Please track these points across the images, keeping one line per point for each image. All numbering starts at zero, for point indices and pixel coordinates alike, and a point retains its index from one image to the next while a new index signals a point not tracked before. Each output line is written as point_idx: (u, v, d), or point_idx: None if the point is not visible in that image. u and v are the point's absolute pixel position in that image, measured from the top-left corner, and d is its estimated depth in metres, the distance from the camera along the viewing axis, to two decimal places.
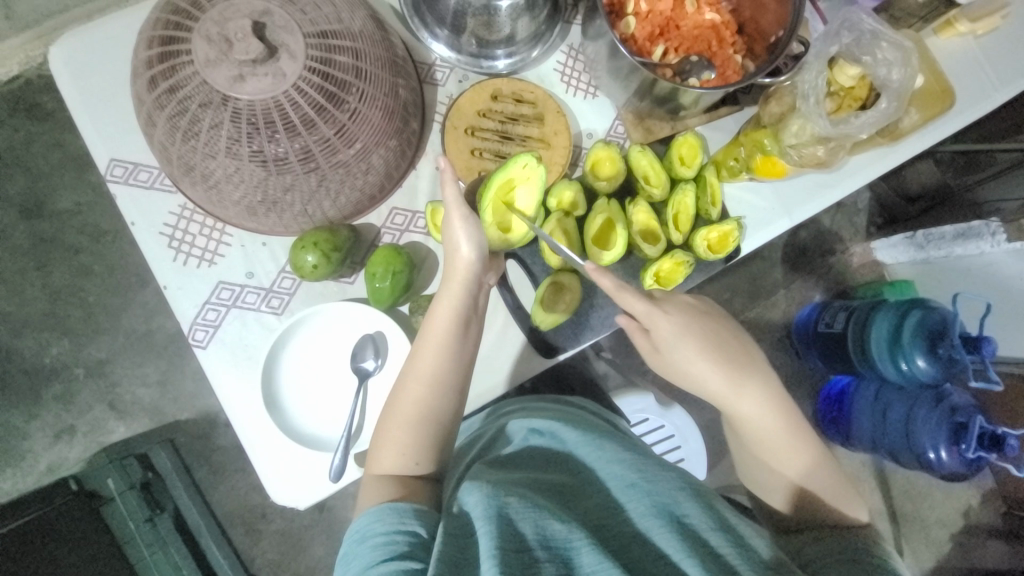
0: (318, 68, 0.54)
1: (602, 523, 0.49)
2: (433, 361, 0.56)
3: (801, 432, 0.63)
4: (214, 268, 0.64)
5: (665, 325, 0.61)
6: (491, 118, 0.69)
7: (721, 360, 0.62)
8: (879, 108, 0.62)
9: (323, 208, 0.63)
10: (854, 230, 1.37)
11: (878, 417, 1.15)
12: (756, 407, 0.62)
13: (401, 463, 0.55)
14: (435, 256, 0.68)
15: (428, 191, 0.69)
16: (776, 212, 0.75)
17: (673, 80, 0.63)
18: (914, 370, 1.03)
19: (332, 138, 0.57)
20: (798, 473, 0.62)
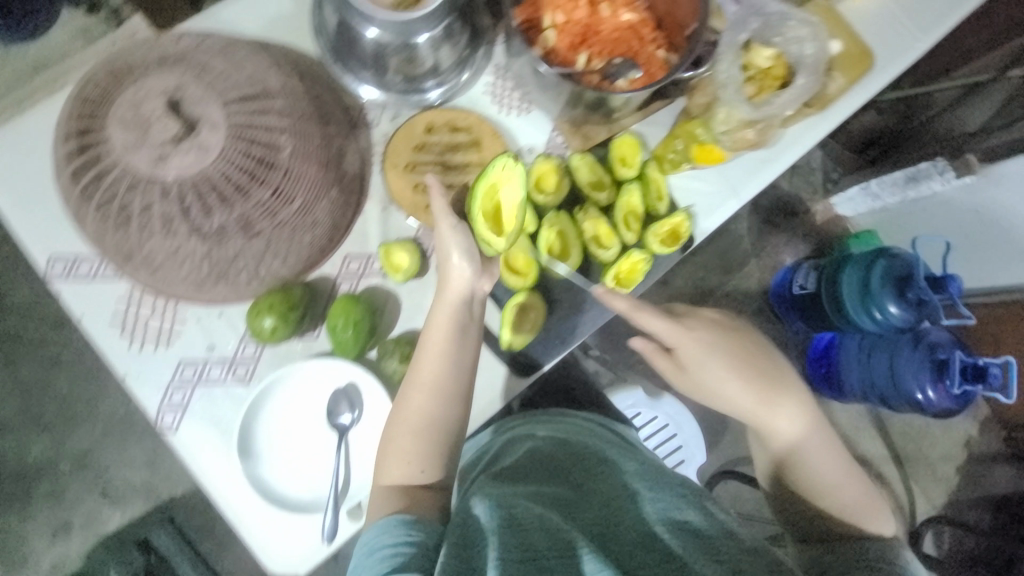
0: (241, 134, 0.54)
1: (606, 527, 0.54)
2: (433, 370, 0.60)
3: (826, 442, 0.76)
4: (172, 348, 0.63)
5: (688, 343, 0.75)
6: (428, 151, 0.68)
7: (751, 381, 0.75)
8: (797, 84, 0.63)
9: (273, 268, 0.61)
10: (812, 190, 1.40)
11: (865, 368, 1.17)
12: (795, 424, 0.76)
13: (406, 473, 0.58)
14: (396, 298, 0.67)
15: (379, 232, 0.68)
16: (723, 193, 0.76)
17: (597, 88, 0.65)
18: (889, 316, 1.07)
19: (271, 201, 0.57)
20: (824, 489, 0.74)
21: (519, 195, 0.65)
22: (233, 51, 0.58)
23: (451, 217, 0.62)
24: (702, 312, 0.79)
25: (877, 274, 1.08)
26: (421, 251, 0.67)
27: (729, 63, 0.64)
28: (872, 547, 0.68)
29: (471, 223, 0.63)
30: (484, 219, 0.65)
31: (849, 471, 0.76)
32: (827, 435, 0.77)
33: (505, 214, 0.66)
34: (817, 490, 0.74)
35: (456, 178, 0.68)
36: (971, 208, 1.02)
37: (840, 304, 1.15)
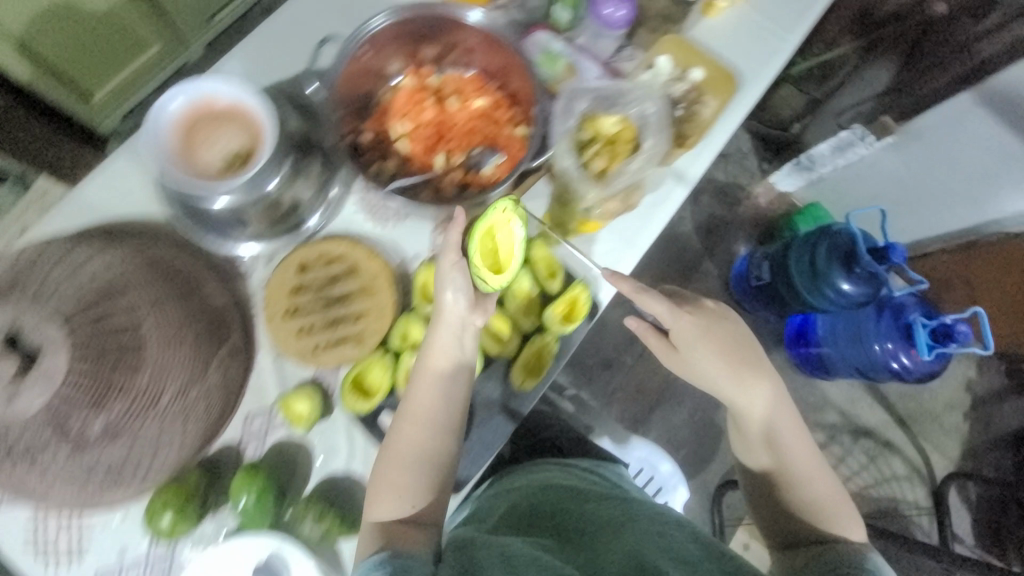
0: (88, 347, 0.52)
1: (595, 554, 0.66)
2: (424, 403, 0.61)
3: (800, 438, 0.82)
4: (85, 563, 0.61)
5: (689, 325, 0.83)
6: (306, 291, 0.66)
7: (733, 364, 0.82)
8: (646, 147, 0.63)
9: (168, 454, 0.60)
10: None
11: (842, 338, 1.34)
12: (771, 411, 0.81)
13: (396, 507, 0.59)
14: (306, 446, 0.65)
15: (276, 383, 0.67)
16: (619, 247, 0.74)
17: (461, 195, 0.67)
18: (845, 292, 1.20)
19: (137, 401, 0.56)
20: (794, 482, 0.80)
21: (518, 237, 0.65)
22: (79, 258, 0.59)
23: (455, 251, 0.62)
24: (704, 304, 0.85)
25: (825, 255, 1.22)
26: (320, 393, 0.65)
27: (578, 135, 0.64)
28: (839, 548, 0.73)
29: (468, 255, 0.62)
30: (482, 261, 0.63)
31: (818, 468, 0.81)
32: (796, 420, 0.83)
33: (505, 255, 0.65)
34: (791, 479, 0.80)
35: (351, 287, 0.67)
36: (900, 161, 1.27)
37: (796, 287, 1.30)
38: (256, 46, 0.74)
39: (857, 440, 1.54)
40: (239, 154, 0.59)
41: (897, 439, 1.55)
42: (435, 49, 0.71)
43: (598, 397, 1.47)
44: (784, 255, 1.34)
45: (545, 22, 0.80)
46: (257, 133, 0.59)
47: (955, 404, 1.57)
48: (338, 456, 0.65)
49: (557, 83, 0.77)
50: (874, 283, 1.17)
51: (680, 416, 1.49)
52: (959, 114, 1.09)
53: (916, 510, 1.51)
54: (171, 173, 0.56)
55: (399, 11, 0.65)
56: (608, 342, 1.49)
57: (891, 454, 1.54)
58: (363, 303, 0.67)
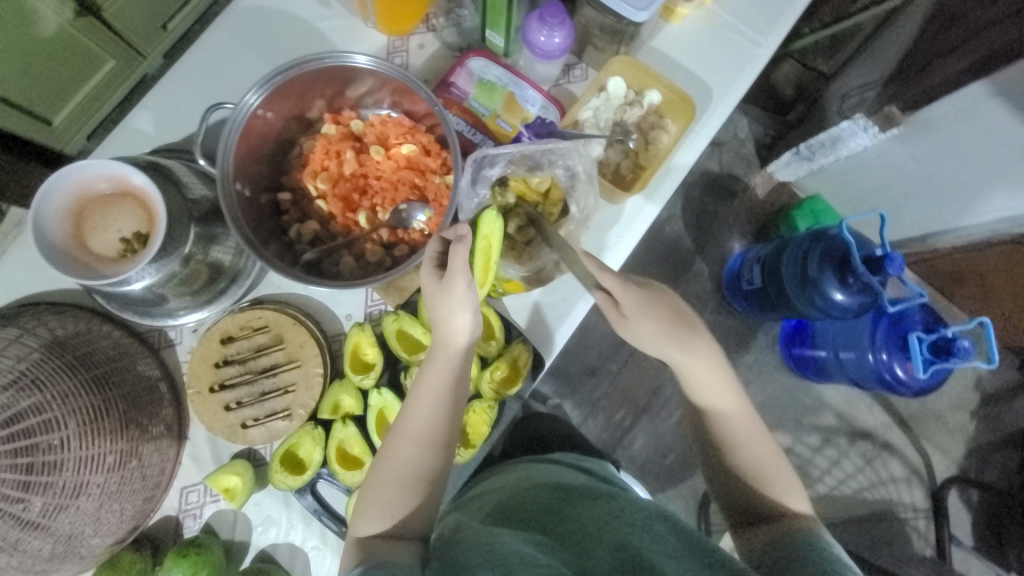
0: (9, 450, 0.50)
1: (587, 553, 0.50)
2: (418, 420, 0.57)
3: (744, 407, 0.63)
4: None
5: (634, 295, 0.59)
6: (231, 364, 0.64)
7: (674, 329, 0.60)
8: (573, 214, 0.65)
9: (91, 541, 0.58)
10: None
11: (839, 344, 1.23)
12: (711, 376, 0.62)
13: (382, 525, 0.55)
14: (244, 515, 0.65)
15: (212, 454, 0.66)
16: (572, 298, 0.69)
17: (381, 264, 0.64)
18: (836, 302, 1.06)
19: (59, 498, 0.53)
20: (733, 442, 0.62)
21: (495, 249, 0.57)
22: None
23: (465, 273, 0.54)
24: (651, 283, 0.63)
25: (818, 261, 1.08)
26: (252, 467, 0.64)
27: (500, 194, 0.62)
28: (791, 529, 0.56)
29: (472, 272, 0.55)
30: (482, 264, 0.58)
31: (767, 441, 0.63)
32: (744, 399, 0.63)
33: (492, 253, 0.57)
34: (729, 441, 0.62)
35: (275, 360, 0.64)
36: (907, 158, 1.06)
37: (787, 293, 1.18)
38: (172, 95, 0.70)
39: (853, 442, 1.43)
40: (133, 237, 0.56)
41: (897, 441, 1.43)
42: (351, 93, 0.65)
43: (582, 406, 1.44)
44: (778, 258, 1.21)
45: (482, 45, 0.72)
46: (150, 215, 0.55)
47: (961, 403, 1.43)
48: (277, 525, 0.65)
49: (495, 118, 0.70)
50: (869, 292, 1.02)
51: (668, 423, 1.44)
52: (968, 106, 0.88)
53: (913, 512, 1.40)
54: (44, 242, 0.52)
55: (271, 76, 0.57)
56: (592, 349, 1.44)
57: (889, 456, 1.42)
58: (289, 374, 0.64)
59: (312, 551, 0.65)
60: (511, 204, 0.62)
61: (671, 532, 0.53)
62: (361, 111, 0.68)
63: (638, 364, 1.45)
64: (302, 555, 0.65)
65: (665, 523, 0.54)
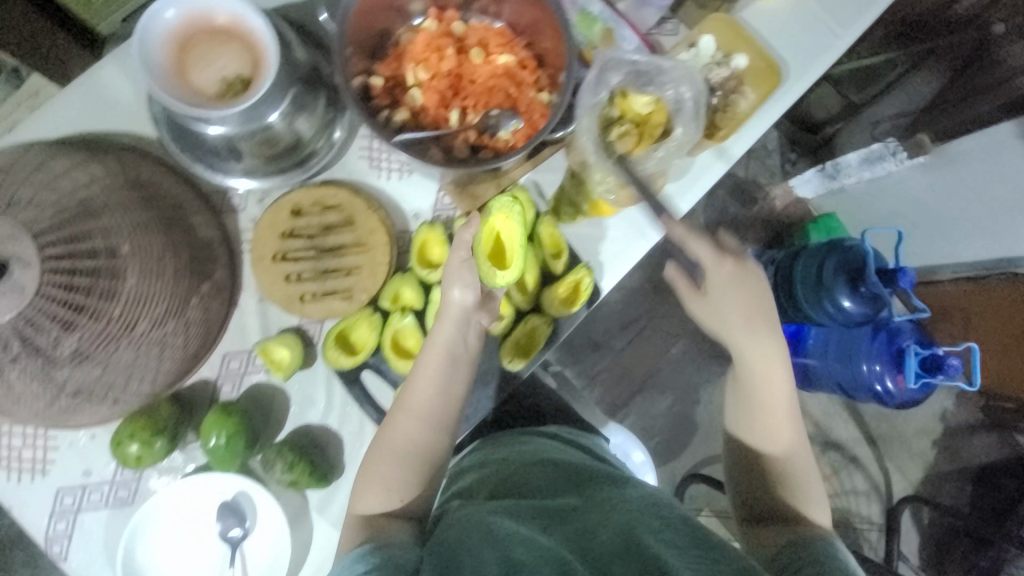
0: (63, 267, 0.50)
1: (589, 537, 0.51)
2: (418, 399, 0.59)
3: (794, 423, 0.68)
4: (50, 477, 0.60)
5: (721, 267, 0.67)
6: (298, 237, 0.63)
7: (750, 314, 0.67)
8: (675, 136, 0.64)
9: (132, 386, 0.58)
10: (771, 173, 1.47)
11: (828, 355, 1.28)
12: (771, 372, 0.67)
13: (383, 501, 0.57)
14: (284, 392, 0.64)
15: (258, 325, 0.65)
16: (631, 236, 0.71)
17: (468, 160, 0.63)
18: (843, 309, 1.14)
19: (112, 328, 0.53)
20: (775, 446, 0.67)
21: (517, 228, 0.63)
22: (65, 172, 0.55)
23: (466, 249, 0.60)
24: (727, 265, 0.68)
25: (831, 267, 1.15)
26: (301, 344, 0.64)
27: (600, 116, 0.64)
28: (803, 529, 0.59)
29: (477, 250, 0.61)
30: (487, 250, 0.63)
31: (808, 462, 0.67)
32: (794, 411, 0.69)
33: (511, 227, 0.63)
34: (775, 439, 0.67)
35: (342, 240, 0.64)
36: (926, 187, 1.10)
37: (795, 295, 1.24)
38: None
39: (824, 452, 1.48)
40: (236, 79, 0.55)
41: (864, 456, 1.48)
42: None
43: (581, 377, 1.46)
44: (791, 262, 1.27)
45: None
46: (258, 56, 0.54)
47: (926, 430, 1.47)
48: (315, 407, 0.64)
49: (591, 49, 0.72)
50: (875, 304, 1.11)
51: (659, 406, 1.48)
52: (994, 144, 0.96)
53: (867, 525, 1.48)
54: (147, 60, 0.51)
55: None
56: (599, 324, 1.46)
57: (855, 469, 1.48)
58: (354, 257, 0.64)
59: (348, 437, 0.64)
60: (615, 117, 0.64)
61: (677, 523, 0.51)
62: (464, 15, 0.69)
63: (641, 346, 1.48)
64: (336, 440, 0.64)
65: (675, 514, 0.53)
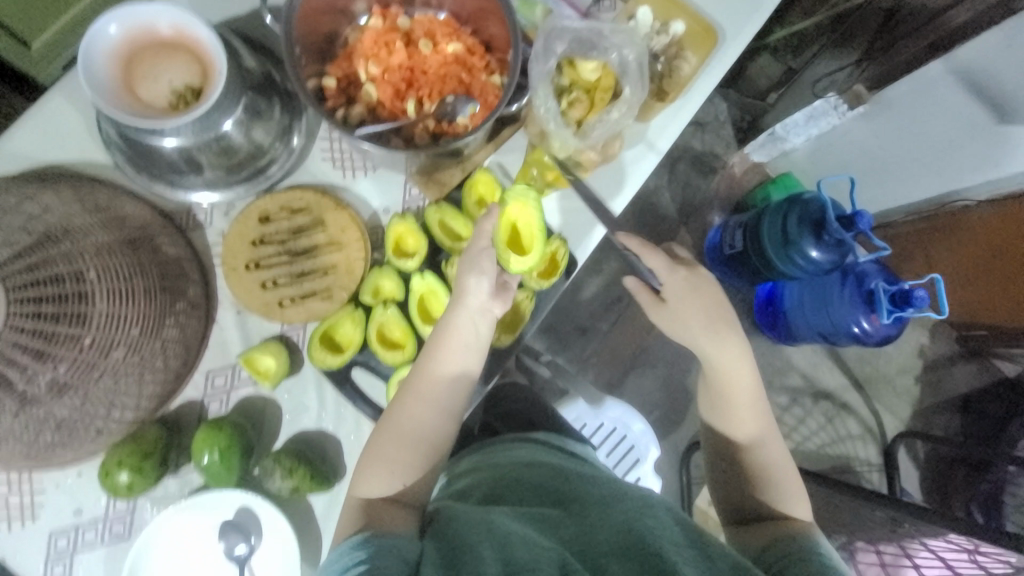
0: (29, 297, 0.49)
1: (587, 538, 0.52)
2: (429, 386, 0.60)
3: (769, 425, 0.72)
4: (39, 521, 0.58)
5: (677, 279, 0.78)
6: (269, 243, 0.63)
7: (710, 318, 0.75)
8: (626, 95, 0.65)
9: (120, 415, 0.56)
10: (726, 143, 1.49)
11: (806, 309, 1.33)
12: (741, 376, 0.73)
13: (385, 484, 0.58)
14: (275, 402, 0.63)
15: (239, 338, 0.64)
16: (596, 206, 0.72)
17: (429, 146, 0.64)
18: (811, 259, 1.15)
19: (87, 355, 0.52)
20: (758, 449, 0.70)
21: (536, 218, 0.62)
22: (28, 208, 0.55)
23: (485, 241, 0.62)
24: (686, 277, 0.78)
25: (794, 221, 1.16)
26: (286, 350, 0.63)
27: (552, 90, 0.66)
28: (787, 531, 0.61)
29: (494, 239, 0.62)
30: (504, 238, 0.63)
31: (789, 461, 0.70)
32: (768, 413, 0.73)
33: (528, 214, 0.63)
34: (754, 441, 0.71)
35: (314, 241, 0.64)
36: (869, 137, 1.10)
37: (766, 253, 1.23)
38: None
39: (817, 402, 1.51)
40: (185, 90, 0.55)
41: (854, 402, 1.51)
42: None
43: (573, 362, 1.47)
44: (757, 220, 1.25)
45: None
46: (205, 68, 0.54)
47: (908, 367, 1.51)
48: (308, 412, 0.64)
49: (535, 30, 0.74)
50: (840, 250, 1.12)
51: (653, 380, 1.49)
52: (921, 87, 0.95)
53: (868, 467, 1.50)
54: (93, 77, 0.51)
55: None
56: (583, 309, 1.47)
57: (847, 415, 1.51)
58: (328, 256, 0.64)
59: (345, 438, 0.64)
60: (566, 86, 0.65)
61: (674, 524, 0.55)
62: (408, 10, 0.70)
63: (626, 324, 1.50)
64: (334, 442, 0.63)
65: (668, 514, 0.57)
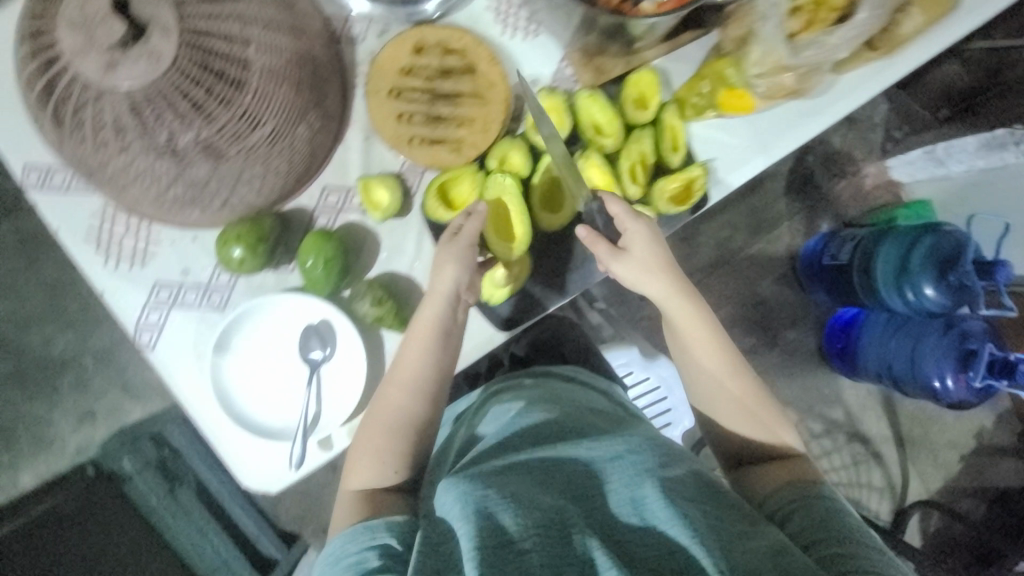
0: (198, 43, 0.47)
1: (596, 497, 0.45)
2: (410, 371, 0.57)
3: (741, 377, 0.61)
4: (147, 269, 0.62)
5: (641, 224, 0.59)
6: (416, 76, 0.61)
7: (670, 269, 0.60)
8: (855, 21, 0.52)
9: (242, 195, 0.58)
10: (867, 149, 1.17)
11: (886, 350, 1.04)
12: (706, 346, 0.60)
13: (379, 475, 0.55)
14: (375, 235, 0.64)
15: (360, 164, 0.64)
16: (751, 148, 0.65)
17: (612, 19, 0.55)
18: (923, 299, 0.91)
19: (235, 125, 0.51)
20: (733, 416, 0.60)
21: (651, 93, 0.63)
22: None
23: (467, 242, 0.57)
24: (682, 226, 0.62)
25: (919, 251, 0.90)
26: (401, 189, 0.63)
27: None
28: (792, 476, 0.54)
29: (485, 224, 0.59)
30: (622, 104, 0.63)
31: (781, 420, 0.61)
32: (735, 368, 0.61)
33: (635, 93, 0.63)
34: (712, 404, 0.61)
35: (460, 89, 0.61)
36: None
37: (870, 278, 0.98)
38: None
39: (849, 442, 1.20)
40: None
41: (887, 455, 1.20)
42: None
43: None
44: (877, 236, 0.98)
45: None
46: None
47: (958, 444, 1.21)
48: (401, 257, 0.64)
49: None
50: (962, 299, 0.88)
51: None
52: None
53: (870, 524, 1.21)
54: None
55: None
56: None
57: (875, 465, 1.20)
58: (469, 108, 0.61)
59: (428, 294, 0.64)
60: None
61: (690, 478, 0.47)
62: None
63: None
64: (418, 292, 0.64)
65: (683, 467, 0.48)
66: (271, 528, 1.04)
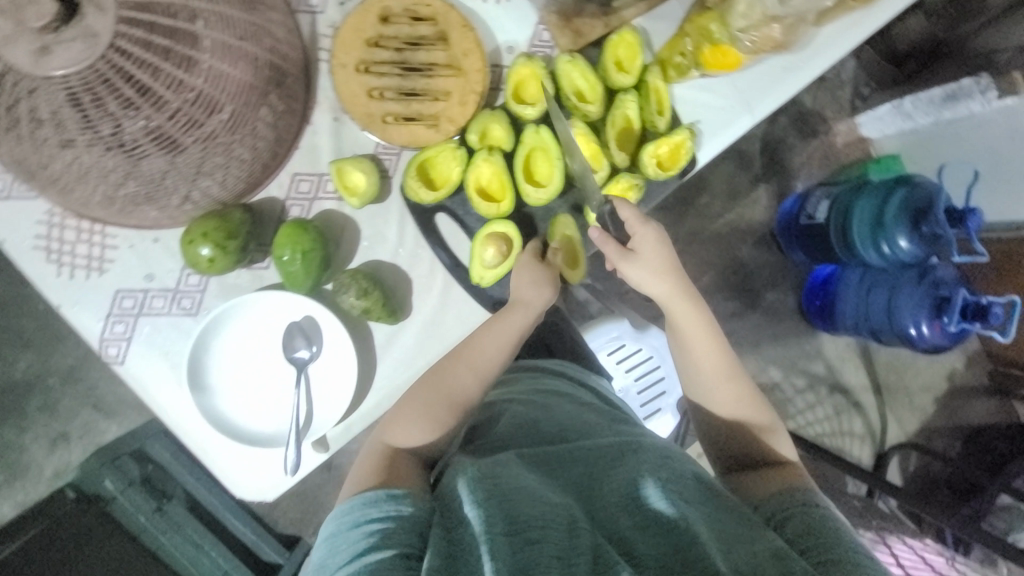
0: (138, 18, 0.41)
1: (597, 494, 0.42)
2: (487, 354, 0.55)
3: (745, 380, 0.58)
4: (107, 276, 0.57)
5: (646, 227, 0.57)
6: (385, 48, 0.57)
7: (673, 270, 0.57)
8: None
9: (206, 188, 0.53)
10: (838, 107, 1.14)
11: (863, 304, 1.04)
12: (712, 350, 0.58)
13: (420, 439, 0.50)
14: (354, 223, 0.61)
15: (332, 148, 0.60)
16: (734, 107, 0.64)
17: None
18: (897, 251, 0.93)
19: (191, 110, 0.46)
20: (737, 418, 0.58)
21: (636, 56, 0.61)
22: None
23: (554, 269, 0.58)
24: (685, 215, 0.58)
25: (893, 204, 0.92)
26: (378, 172, 0.59)
27: None
28: (788, 474, 0.52)
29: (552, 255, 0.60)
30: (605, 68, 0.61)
31: (768, 411, 0.59)
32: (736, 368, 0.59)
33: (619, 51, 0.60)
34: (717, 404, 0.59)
35: (432, 58, 0.57)
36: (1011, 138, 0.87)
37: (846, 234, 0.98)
38: None
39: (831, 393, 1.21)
40: None
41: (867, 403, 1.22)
42: None
43: None
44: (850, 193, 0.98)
45: None
46: None
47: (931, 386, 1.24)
48: (384, 243, 0.61)
49: None
50: (932, 247, 0.90)
51: None
52: None
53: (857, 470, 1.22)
54: None
55: None
56: None
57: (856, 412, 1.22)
58: (444, 79, 0.57)
59: (417, 280, 0.61)
60: None
61: (690, 479, 0.44)
62: None
63: None
64: (405, 279, 0.61)
65: (686, 468, 0.46)
66: (269, 533, 1.01)
